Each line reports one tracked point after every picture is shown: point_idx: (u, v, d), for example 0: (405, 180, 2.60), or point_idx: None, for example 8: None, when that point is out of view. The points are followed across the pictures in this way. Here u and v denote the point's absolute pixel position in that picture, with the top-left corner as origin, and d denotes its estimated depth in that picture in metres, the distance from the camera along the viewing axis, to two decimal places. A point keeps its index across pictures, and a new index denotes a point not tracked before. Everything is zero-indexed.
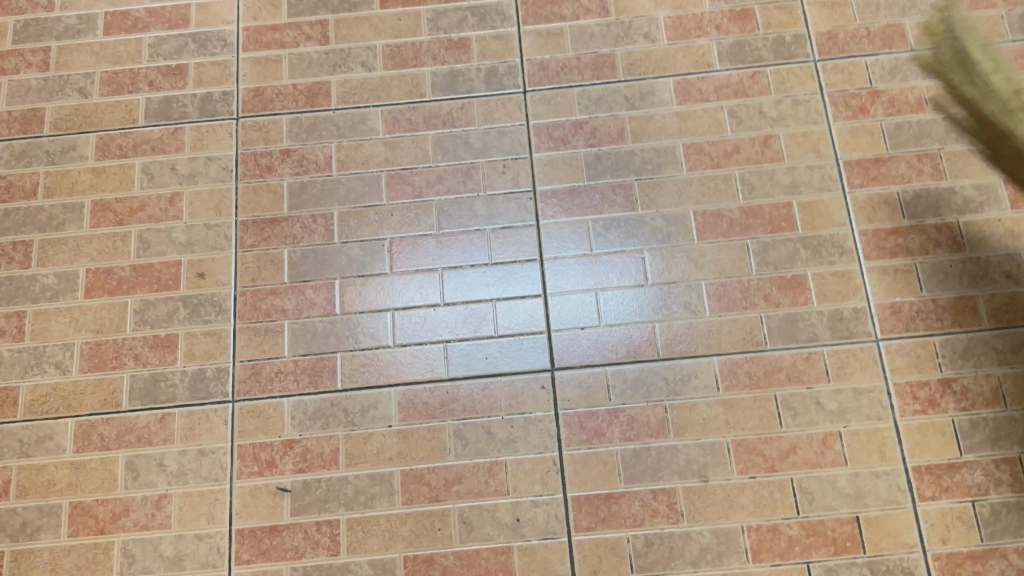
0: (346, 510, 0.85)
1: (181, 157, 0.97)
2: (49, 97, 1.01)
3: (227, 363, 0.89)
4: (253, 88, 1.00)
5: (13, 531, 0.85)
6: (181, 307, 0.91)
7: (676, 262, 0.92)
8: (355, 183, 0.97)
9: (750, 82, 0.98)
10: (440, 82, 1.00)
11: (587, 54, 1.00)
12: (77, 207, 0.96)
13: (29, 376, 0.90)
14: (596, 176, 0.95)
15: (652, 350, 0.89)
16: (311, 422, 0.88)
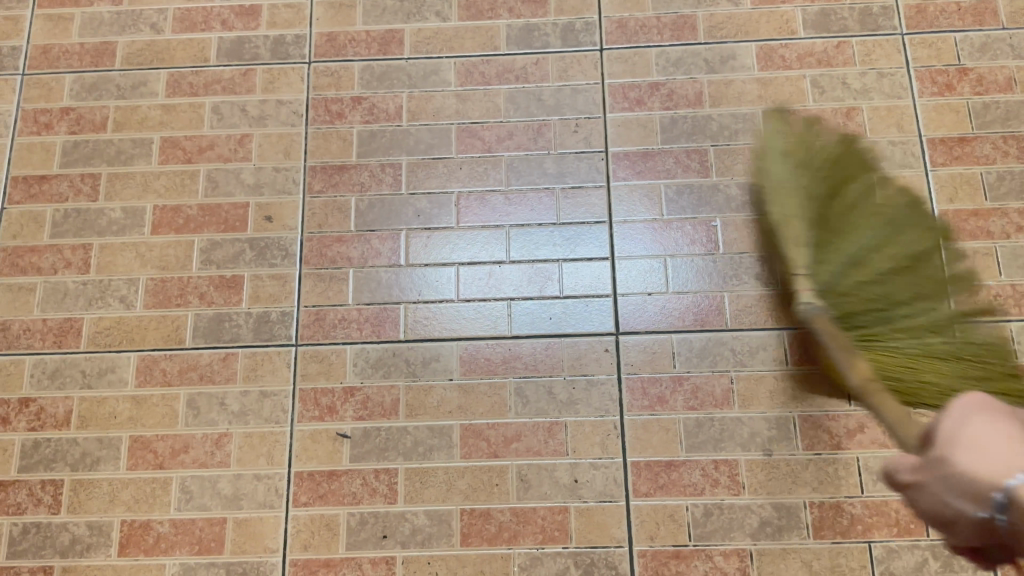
0: (404, 460, 0.85)
1: (251, 98, 0.96)
2: (121, 32, 1.00)
3: (292, 307, 0.89)
4: (326, 33, 0.99)
5: (72, 461, 0.86)
6: (247, 249, 0.91)
7: (749, 232, 0.90)
8: (425, 134, 0.95)
9: (835, 53, 0.95)
10: (515, 35, 0.98)
11: (667, 14, 0.97)
12: (146, 142, 0.95)
13: (93, 308, 0.90)
14: (670, 139, 0.93)
15: (720, 320, 0.87)
16: (373, 371, 0.87)
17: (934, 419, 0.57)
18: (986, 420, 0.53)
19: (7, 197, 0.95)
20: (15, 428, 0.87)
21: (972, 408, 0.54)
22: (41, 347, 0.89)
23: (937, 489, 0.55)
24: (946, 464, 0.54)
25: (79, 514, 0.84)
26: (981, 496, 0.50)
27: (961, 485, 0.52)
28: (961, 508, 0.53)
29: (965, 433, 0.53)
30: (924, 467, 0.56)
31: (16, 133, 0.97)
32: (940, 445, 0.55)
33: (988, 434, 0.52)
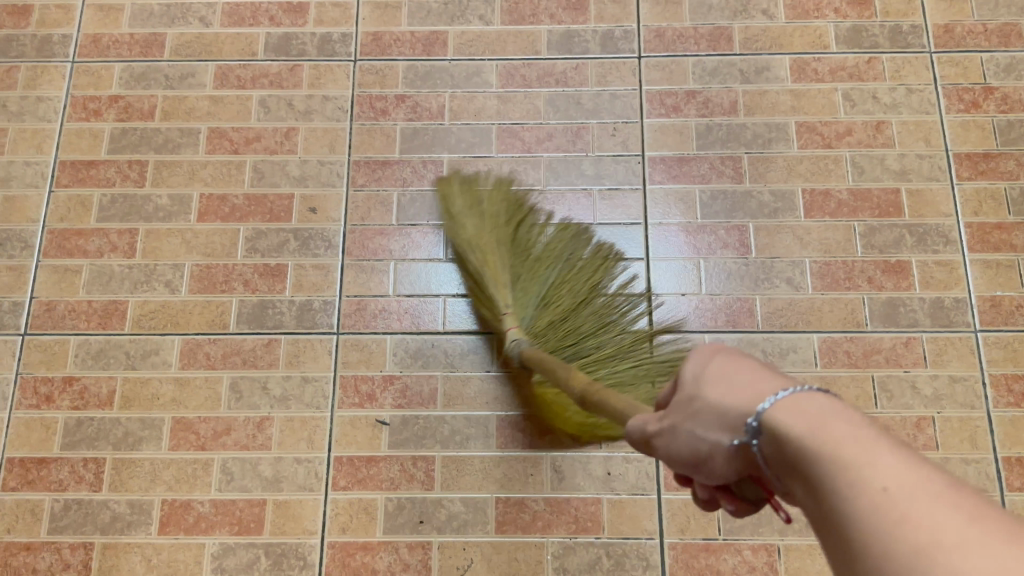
0: (441, 448, 0.86)
1: (298, 93, 0.99)
2: (171, 24, 1.02)
3: (334, 296, 0.92)
4: (372, 32, 1.01)
5: (114, 440, 0.87)
6: (291, 239, 0.93)
7: (781, 238, 0.92)
8: (466, 133, 0.98)
9: (865, 68, 0.98)
10: (556, 41, 1.01)
11: (704, 25, 1.00)
12: (194, 132, 0.97)
13: (139, 292, 0.92)
14: (706, 146, 0.96)
15: (752, 321, 0.90)
16: (412, 360, 0.89)
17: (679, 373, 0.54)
18: (727, 359, 0.51)
19: (55, 180, 0.96)
20: (58, 406, 0.88)
21: (706, 356, 0.52)
22: (86, 328, 0.91)
23: (691, 430, 0.51)
24: (695, 401, 0.51)
25: (120, 492, 0.86)
26: (723, 423, 0.49)
27: (699, 416, 0.51)
28: (708, 443, 0.50)
29: (707, 373, 0.51)
30: (673, 412, 0.53)
31: (65, 119, 0.99)
32: (696, 387, 0.51)
33: (720, 366, 0.51)
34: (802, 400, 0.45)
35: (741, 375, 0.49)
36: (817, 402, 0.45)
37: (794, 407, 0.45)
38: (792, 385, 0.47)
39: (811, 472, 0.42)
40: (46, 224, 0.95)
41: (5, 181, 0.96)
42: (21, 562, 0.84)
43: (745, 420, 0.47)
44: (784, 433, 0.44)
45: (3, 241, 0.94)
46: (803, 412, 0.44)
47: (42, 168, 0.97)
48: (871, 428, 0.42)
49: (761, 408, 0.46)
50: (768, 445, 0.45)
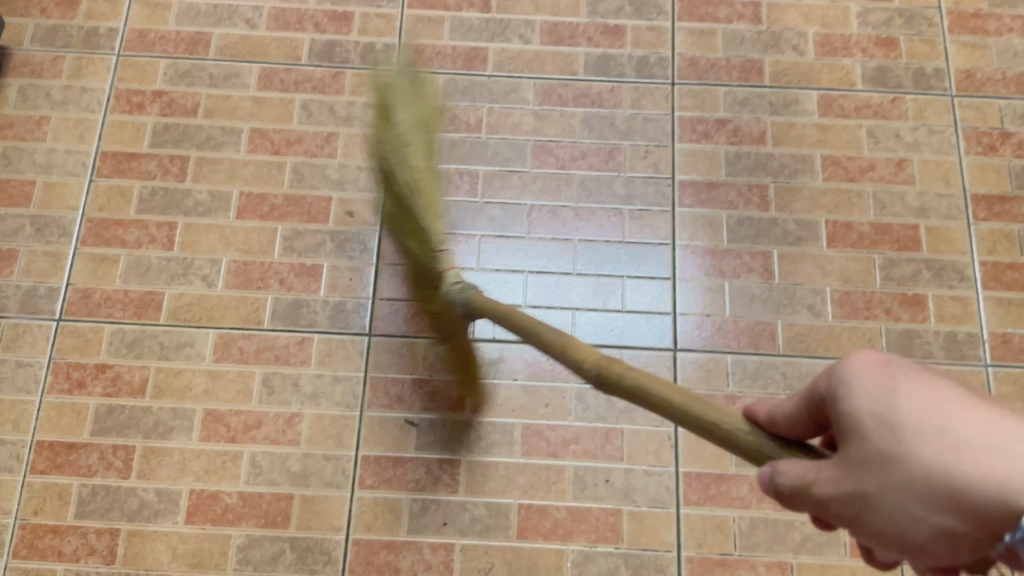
0: (467, 453, 0.88)
1: (340, 99, 1.01)
2: (217, 24, 1.04)
3: (366, 298, 0.94)
4: (414, 44, 1.04)
5: (144, 429, 0.88)
6: (328, 240, 0.96)
7: (804, 265, 0.95)
8: (502, 147, 1.01)
9: (890, 106, 1.02)
10: (593, 63, 1.04)
11: (737, 57, 1.04)
12: (236, 131, 1.00)
13: (175, 284, 0.93)
14: (734, 173, 0.99)
15: (773, 345, 0.93)
16: (441, 365, 0.91)
17: (850, 406, 0.45)
18: (931, 398, 0.43)
19: (96, 170, 0.98)
20: (90, 392, 0.89)
21: (888, 395, 0.44)
22: (120, 317, 0.92)
23: (894, 502, 0.42)
24: (906, 466, 0.42)
25: (149, 480, 0.87)
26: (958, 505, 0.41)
27: (913, 486, 0.42)
28: (927, 523, 0.42)
29: (916, 425, 0.42)
30: (856, 470, 0.44)
31: (109, 110, 1.00)
32: (899, 440, 0.42)
33: (929, 412, 0.42)
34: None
35: (969, 427, 0.41)
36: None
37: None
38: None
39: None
40: (85, 212, 0.96)
41: (46, 168, 0.98)
42: (47, 545, 0.84)
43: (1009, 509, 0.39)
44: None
45: (41, 227, 0.95)
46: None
47: (84, 157, 0.98)
48: None
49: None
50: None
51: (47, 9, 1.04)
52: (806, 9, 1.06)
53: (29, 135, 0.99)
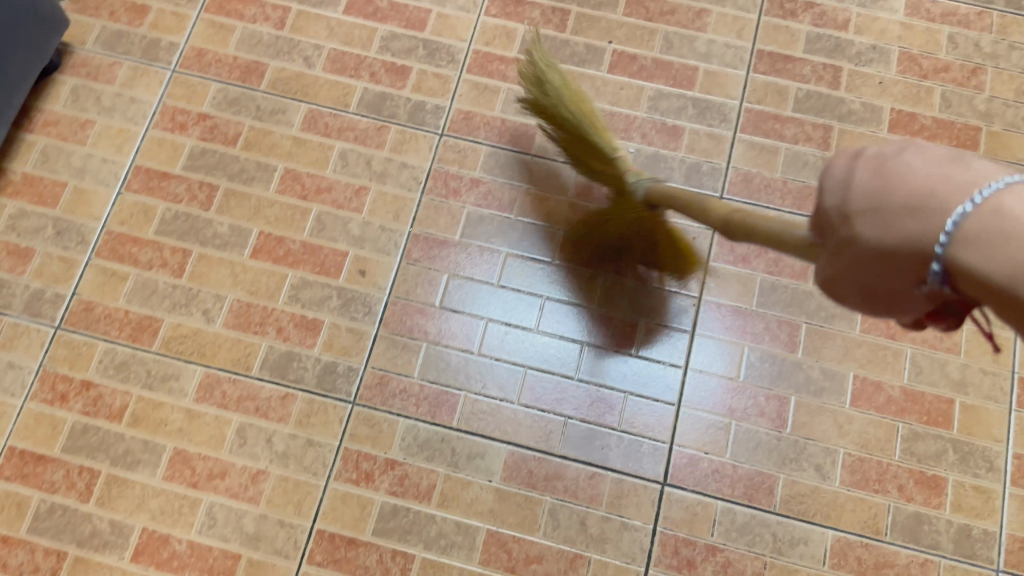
0: (424, 549, 0.85)
1: (378, 154, 1.00)
2: (275, 56, 1.03)
3: (359, 365, 0.91)
4: (465, 110, 1.02)
5: (114, 456, 0.88)
6: (334, 297, 0.94)
7: (821, 420, 0.89)
8: (530, 232, 0.97)
9: None
10: (641, 161, 0.99)
11: (795, 181, 0.98)
12: (270, 169, 0.99)
13: (175, 314, 0.93)
14: (765, 304, 0.93)
15: (770, 500, 0.86)
16: (418, 450, 0.88)
17: (823, 207, 0.54)
18: (875, 176, 0.49)
19: (126, 183, 0.98)
20: (70, 407, 0.89)
21: (846, 174, 0.52)
22: (115, 337, 0.92)
23: (863, 267, 0.50)
24: (854, 238, 0.50)
25: (105, 509, 0.86)
26: (894, 257, 0.48)
27: (863, 253, 0.50)
28: (890, 277, 0.49)
29: (856, 189, 0.51)
30: (838, 258, 0.53)
31: (151, 125, 1.00)
32: (849, 226, 0.51)
33: (871, 185, 0.49)
34: (989, 209, 0.41)
35: (900, 190, 0.47)
36: (1003, 200, 0.41)
37: (976, 227, 0.41)
38: (970, 185, 0.43)
39: (1011, 294, 0.39)
40: (106, 224, 0.96)
41: (79, 172, 0.98)
42: None
43: (920, 252, 0.45)
44: (963, 258, 0.42)
45: (62, 230, 0.96)
46: (979, 232, 0.41)
47: (117, 168, 0.98)
48: None
49: (940, 237, 0.43)
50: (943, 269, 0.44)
51: (116, 13, 1.05)
52: (880, 142, 0.99)
53: (70, 137, 1.00)
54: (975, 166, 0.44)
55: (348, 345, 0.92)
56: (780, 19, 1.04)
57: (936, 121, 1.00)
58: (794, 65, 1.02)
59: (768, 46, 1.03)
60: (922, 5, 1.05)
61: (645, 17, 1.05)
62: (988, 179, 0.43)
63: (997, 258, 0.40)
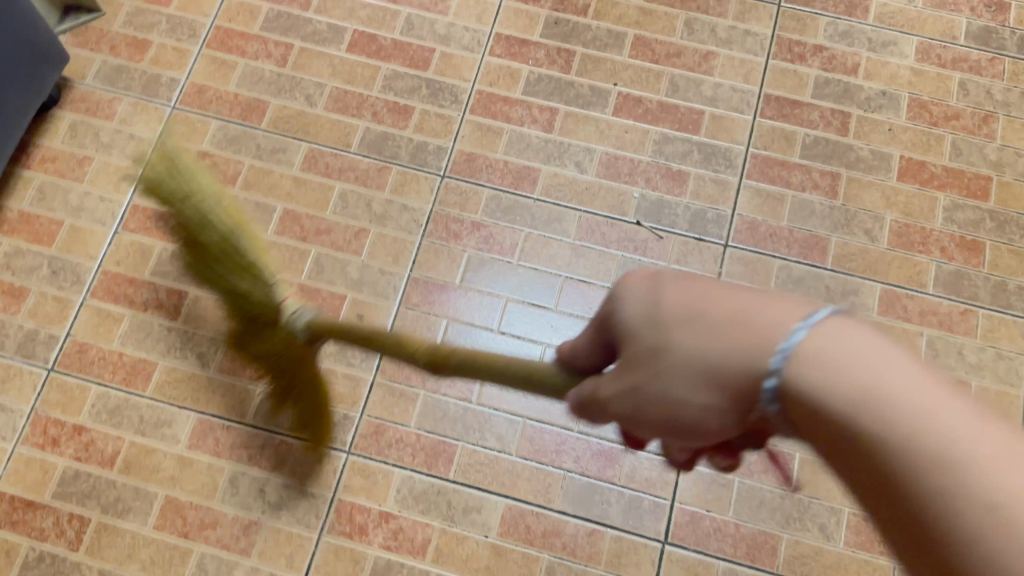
0: None
1: (379, 195, 0.98)
2: (277, 93, 1.02)
3: (355, 413, 0.90)
4: (467, 151, 1.00)
5: (104, 503, 0.86)
6: (331, 342, 0.92)
7: (825, 478, 0.87)
8: (530, 278, 0.96)
9: (958, 318, 0.92)
10: (645, 207, 0.98)
11: (802, 230, 0.96)
12: (269, 209, 0.98)
13: (169, 357, 0.91)
14: None
15: (772, 561, 0.85)
16: (413, 502, 0.86)
17: (618, 314, 0.45)
18: (691, 287, 0.43)
19: (123, 222, 0.97)
20: (61, 452, 0.88)
21: (648, 283, 0.44)
22: (109, 381, 0.90)
23: (658, 390, 0.42)
24: (660, 350, 0.42)
25: (94, 558, 0.84)
26: (711, 380, 0.41)
27: (670, 372, 0.42)
28: (691, 403, 0.41)
29: (663, 302, 0.43)
30: (627, 368, 0.44)
31: None
32: (656, 333, 0.42)
33: (686, 295, 0.42)
34: (836, 336, 0.38)
35: (720, 308, 0.41)
36: (846, 335, 0.37)
37: (822, 357, 0.37)
38: (797, 313, 0.39)
39: (873, 435, 0.35)
40: (102, 264, 0.95)
41: (76, 210, 0.97)
42: None
43: (756, 377, 0.39)
44: (811, 389, 0.37)
45: (57, 269, 0.94)
46: (824, 355, 0.37)
47: (114, 207, 0.97)
48: (925, 367, 0.36)
49: (780, 362, 0.38)
50: (781, 400, 0.38)
51: (117, 47, 1.04)
52: (889, 191, 0.97)
53: (68, 173, 0.99)
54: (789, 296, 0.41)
55: (343, 393, 0.90)
56: (788, 62, 1.03)
57: (947, 170, 0.98)
58: (802, 109, 1.01)
59: (776, 90, 1.02)
60: (933, 50, 1.04)
61: (651, 59, 1.04)
62: (810, 306, 0.40)
63: (858, 394, 0.36)
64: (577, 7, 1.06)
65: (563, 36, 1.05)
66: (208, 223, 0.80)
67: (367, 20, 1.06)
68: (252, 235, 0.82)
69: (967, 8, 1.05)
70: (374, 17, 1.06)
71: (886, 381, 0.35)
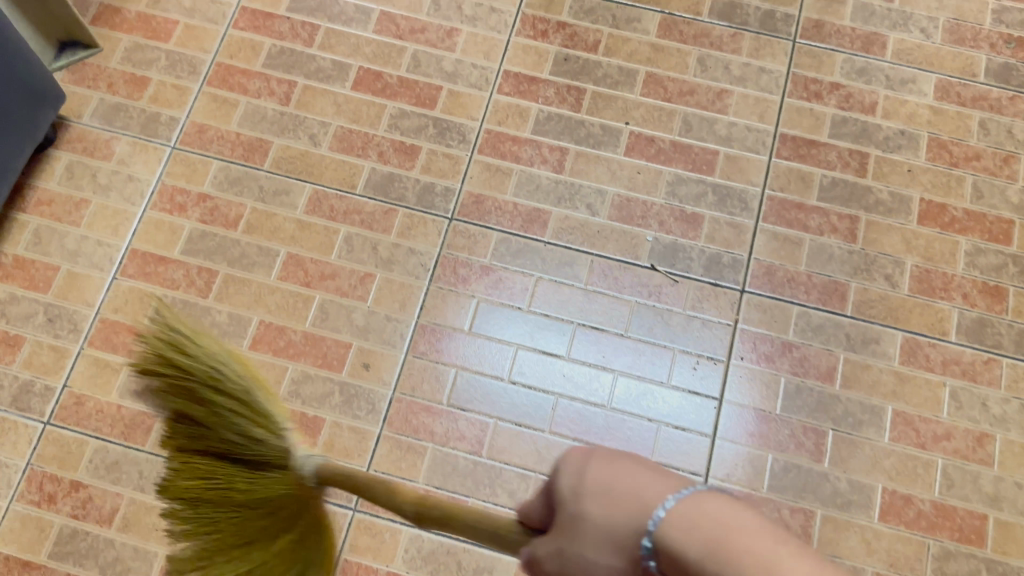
0: None
1: (385, 238, 0.96)
2: (280, 133, 1.00)
3: (361, 468, 0.87)
4: (476, 193, 0.98)
5: (102, 563, 0.83)
6: (336, 392, 0.90)
7: (847, 536, 0.84)
8: (542, 325, 0.93)
9: (982, 368, 0.90)
10: (659, 251, 0.95)
11: (821, 275, 0.94)
12: (272, 254, 0.95)
13: None
14: (790, 408, 0.89)
15: None
16: (422, 562, 0.84)
17: (550, 483, 0.47)
18: (611, 461, 0.44)
19: (121, 268, 0.94)
20: (57, 510, 0.85)
21: (579, 456, 0.46)
22: (107, 434, 0.88)
23: (576, 557, 0.43)
24: (577, 516, 0.43)
25: None
26: (612, 546, 0.42)
27: (584, 537, 0.43)
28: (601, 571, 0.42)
29: (585, 474, 0.44)
30: (556, 533, 0.45)
31: (149, 206, 0.96)
32: (574, 500, 0.44)
33: (601, 467, 0.44)
34: (707, 508, 0.39)
35: (625, 482, 0.43)
36: (712, 502, 0.40)
37: (690, 519, 0.39)
38: (682, 486, 0.42)
39: None
40: (100, 312, 0.92)
41: (73, 255, 0.94)
42: None
43: (641, 545, 0.41)
44: (680, 552, 0.39)
45: (54, 317, 0.92)
46: (698, 523, 0.39)
47: (112, 252, 0.94)
48: (786, 541, 0.37)
49: (656, 527, 0.40)
50: (660, 558, 0.40)
51: (115, 85, 1.01)
52: (909, 235, 0.95)
53: (65, 217, 0.96)
54: (687, 478, 0.43)
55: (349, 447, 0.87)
56: (804, 101, 1.01)
57: (968, 213, 0.96)
58: (819, 150, 0.99)
59: (792, 130, 0.99)
60: (952, 88, 1.01)
61: (663, 97, 1.01)
62: (697, 485, 0.42)
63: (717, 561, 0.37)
64: (588, 43, 1.04)
65: (573, 74, 1.02)
66: (220, 367, 0.68)
67: (373, 56, 1.03)
68: (260, 380, 0.70)
69: (987, 44, 1.03)
70: (380, 53, 1.03)
71: (743, 550, 0.37)
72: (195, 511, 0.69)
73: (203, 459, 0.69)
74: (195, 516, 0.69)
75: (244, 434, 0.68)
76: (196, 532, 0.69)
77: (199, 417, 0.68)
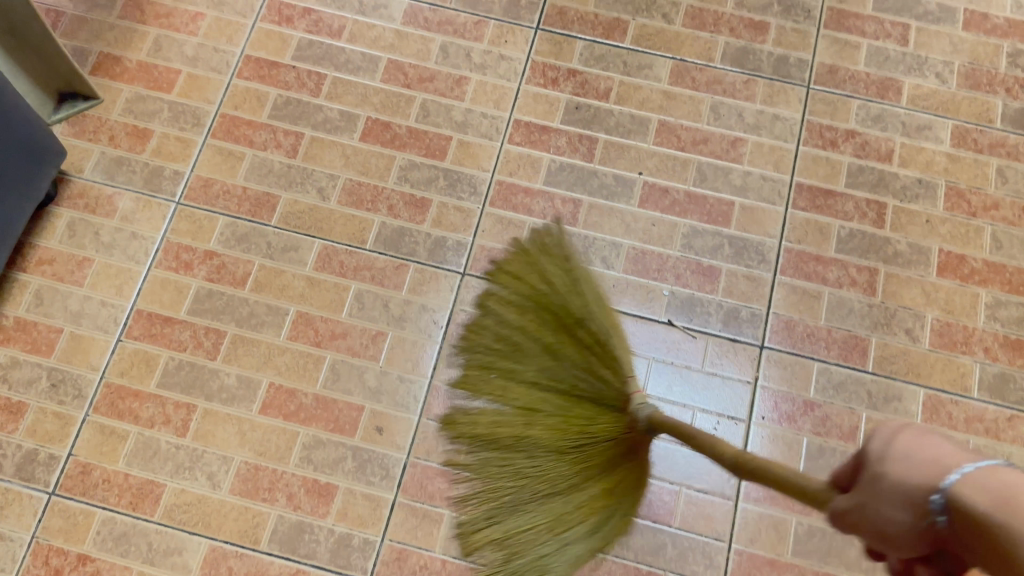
0: None
1: (396, 295, 0.94)
2: (287, 187, 0.97)
3: (376, 537, 0.85)
4: (488, 247, 0.96)
5: None
6: (349, 458, 0.88)
7: None
8: None
9: (1005, 425, 0.88)
10: (676, 306, 0.94)
11: (841, 330, 0.92)
12: (282, 312, 0.93)
13: (178, 478, 0.87)
14: (813, 470, 0.87)
15: None
16: None
17: (859, 450, 0.53)
18: (914, 432, 0.50)
19: (127, 330, 0.91)
20: None
21: (893, 431, 0.51)
22: (114, 504, 0.85)
23: (874, 508, 0.50)
24: (879, 473, 0.49)
25: None
26: (905, 499, 0.47)
27: (880, 491, 0.49)
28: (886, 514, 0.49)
29: (892, 436, 0.51)
30: (859, 490, 0.51)
31: (154, 264, 0.94)
32: (879, 463, 0.50)
33: (911, 443, 0.49)
34: (1005, 477, 0.44)
35: (933, 455, 0.48)
36: (1011, 473, 0.44)
37: (986, 480, 0.44)
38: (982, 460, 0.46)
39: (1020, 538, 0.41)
40: (105, 376, 0.90)
41: (76, 317, 0.92)
42: None
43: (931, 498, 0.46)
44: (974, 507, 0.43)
45: (57, 382, 0.89)
46: (1003, 490, 0.43)
47: (116, 313, 0.92)
48: None
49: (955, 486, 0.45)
50: (951, 514, 0.45)
51: (117, 137, 0.99)
52: (929, 287, 0.94)
53: (67, 276, 0.93)
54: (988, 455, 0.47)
55: (364, 516, 0.86)
56: (819, 149, 0.99)
57: (988, 264, 0.95)
58: (835, 200, 0.97)
59: (808, 179, 0.98)
60: (969, 135, 1.00)
61: (677, 146, 1.00)
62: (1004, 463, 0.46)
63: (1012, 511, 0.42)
64: (599, 90, 1.02)
65: (585, 122, 1.01)
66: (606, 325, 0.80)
67: (381, 105, 1.01)
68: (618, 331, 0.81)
69: (1003, 89, 1.02)
70: (388, 102, 1.01)
71: None
72: (519, 443, 0.80)
73: (526, 378, 0.82)
74: (494, 453, 0.82)
75: (596, 378, 0.79)
76: (515, 463, 0.81)
77: (540, 360, 0.81)
